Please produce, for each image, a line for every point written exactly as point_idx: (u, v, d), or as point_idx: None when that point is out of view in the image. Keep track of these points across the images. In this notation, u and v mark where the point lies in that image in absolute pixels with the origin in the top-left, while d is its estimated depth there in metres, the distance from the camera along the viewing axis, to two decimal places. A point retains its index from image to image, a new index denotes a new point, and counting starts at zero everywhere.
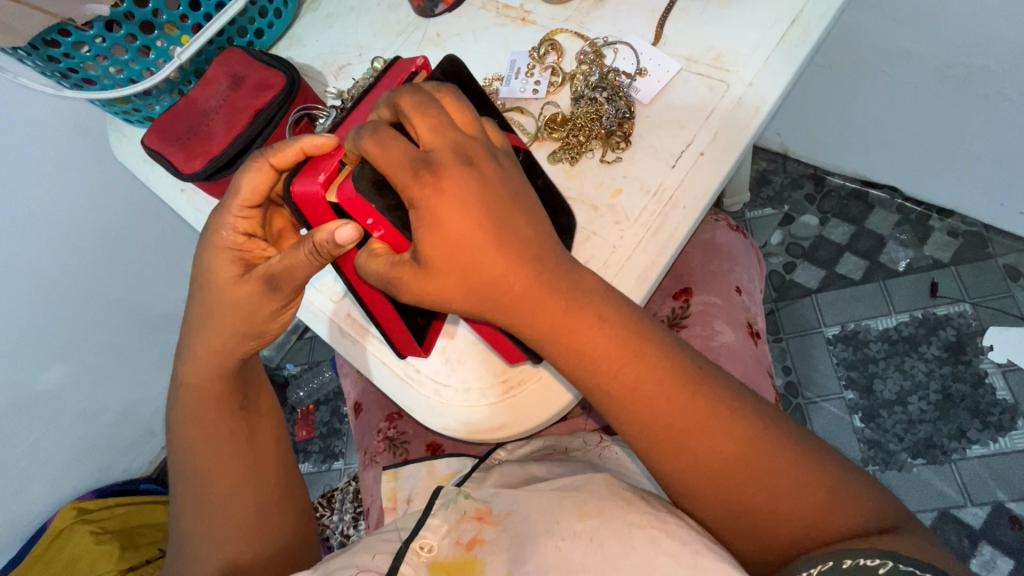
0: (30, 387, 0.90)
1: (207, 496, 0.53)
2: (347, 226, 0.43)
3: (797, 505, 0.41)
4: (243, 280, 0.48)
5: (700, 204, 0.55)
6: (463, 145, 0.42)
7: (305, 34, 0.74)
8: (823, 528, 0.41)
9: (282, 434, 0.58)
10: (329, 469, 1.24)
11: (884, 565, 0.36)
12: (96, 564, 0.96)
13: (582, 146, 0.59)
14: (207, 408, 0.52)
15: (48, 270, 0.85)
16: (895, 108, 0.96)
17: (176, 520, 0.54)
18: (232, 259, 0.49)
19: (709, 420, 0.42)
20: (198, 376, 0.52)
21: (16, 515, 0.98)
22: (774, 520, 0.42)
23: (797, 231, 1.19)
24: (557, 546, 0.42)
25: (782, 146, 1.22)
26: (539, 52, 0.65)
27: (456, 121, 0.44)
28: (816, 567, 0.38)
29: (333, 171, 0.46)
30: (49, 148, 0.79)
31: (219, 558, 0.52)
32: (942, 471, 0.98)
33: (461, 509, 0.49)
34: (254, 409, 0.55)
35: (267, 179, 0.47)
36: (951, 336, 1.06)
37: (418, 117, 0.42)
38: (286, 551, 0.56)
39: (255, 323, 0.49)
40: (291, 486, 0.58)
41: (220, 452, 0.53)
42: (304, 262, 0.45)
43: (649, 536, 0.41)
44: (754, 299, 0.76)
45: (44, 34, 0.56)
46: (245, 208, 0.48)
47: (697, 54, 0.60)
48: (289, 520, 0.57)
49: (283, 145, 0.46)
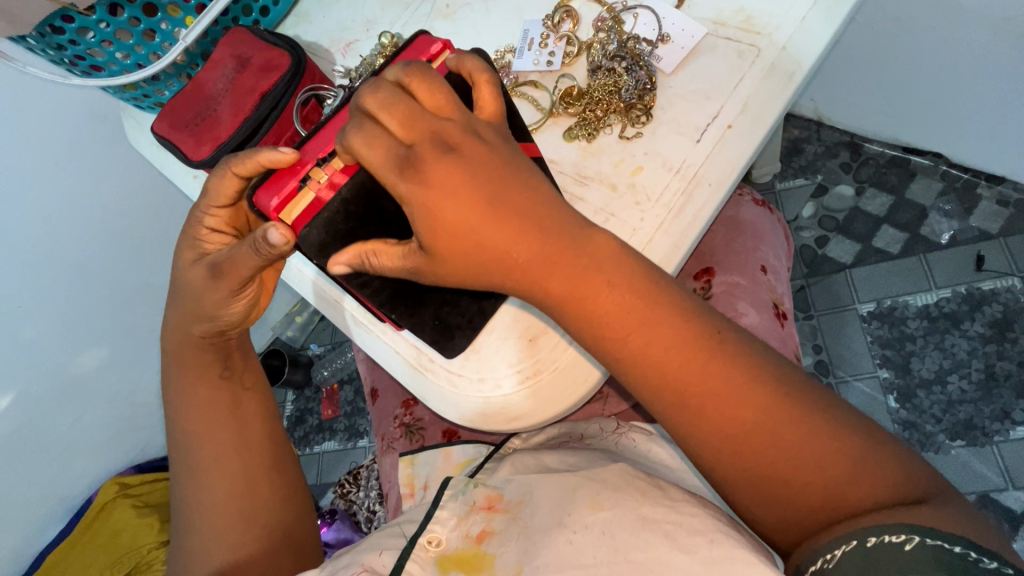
0: (66, 371, 0.92)
1: (197, 465, 0.53)
2: (272, 228, 0.42)
3: (817, 475, 0.38)
4: (196, 268, 0.49)
5: (727, 181, 0.51)
6: (441, 129, 0.40)
7: (311, 10, 0.71)
8: (844, 500, 0.38)
9: (270, 405, 0.58)
10: (355, 447, 1.27)
11: (911, 542, 0.34)
12: (139, 534, 1.03)
13: (600, 121, 0.56)
14: (192, 377, 0.54)
15: (74, 257, 0.87)
16: (944, 67, 0.88)
17: (175, 496, 0.55)
18: (201, 252, 0.50)
19: (723, 385, 0.39)
20: (178, 347, 0.53)
21: (62, 491, 1.02)
22: (786, 493, 0.39)
23: (831, 203, 1.13)
24: (568, 541, 0.41)
25: (816, 112, 1.14)
26: (554, 20, 0.61)
27: (427, 104, 0.41)
28: (841, 548, 0.36)
29: (291, 193, 0.43)
30: (65, 133, 0.79)
31: (212, 537, 0.52)
32: (982, 453, 0.94)
33: (471, 500, 0.49)
34: (238, 380, 0.55)
35: (235, 185, 0.47)
36: (997, 313, 1.00)
37: (386, 115, 0.40)
38: (278, 529, 0.54)
39: (208, 307, 0.50)
40: (280, 460, 0.57)
41: (205, 420, 0.53)
42: (246, 254, 0.45)
43: (663, 530, 0.40)
44: (781, 279, 0.72)
45: (49, 21, 0.55)
46: (215, 207, 0.49)
47: (724, 16, 0.55)
48: (279, 493, 0.55)
49: (243, 157, 0.45)
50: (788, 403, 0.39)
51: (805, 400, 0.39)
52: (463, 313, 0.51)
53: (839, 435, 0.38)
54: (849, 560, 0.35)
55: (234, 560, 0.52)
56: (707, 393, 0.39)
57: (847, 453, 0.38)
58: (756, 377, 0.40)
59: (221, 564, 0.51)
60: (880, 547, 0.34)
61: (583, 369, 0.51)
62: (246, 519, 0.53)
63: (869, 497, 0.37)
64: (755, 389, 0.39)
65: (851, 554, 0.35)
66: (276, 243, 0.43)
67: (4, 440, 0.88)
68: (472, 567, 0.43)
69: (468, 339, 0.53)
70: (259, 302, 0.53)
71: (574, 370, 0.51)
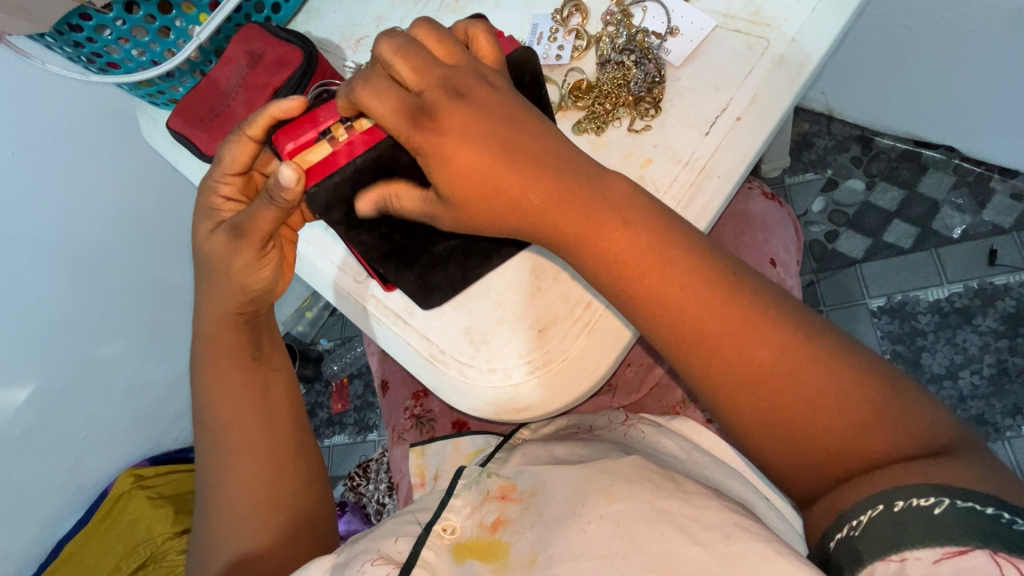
0: (84, 364, 0.94)
1: (223, 447, 0.53)
2: (285, 167, 0.42)
3: (836, 419, 0.39)
4: (214, 234, 0.49)
5: (736, 173, 0.52)
6: (451, 76, 0.42)
7: (321, 6, 0.72)
8: (864, 446, 0.38)
9: (297, 392, 0.59)
10: (364, 440, 1.29)
11: (940, 506, 0.33)
12: (153, 526, 1.06)
13: (609, 114, 0.56)
14: (222, 358, 0.54)
15: (91, 252, 0.88)
16: (959, 59, 0.87)
17: (200, 477, 0.55)
18: (218, 219, 0.50)
19: (731, 359, 0.40)
20: (215, 328, 0.53)
21: (80, 482, 1.04)
22: (803, 438, 0.40)
23: (841, 197, 1.12)
24: (583, 530, 0.41)
25: (827, 106, 1.13)
26: (563, 14, 0.60)
27: (437, 54, 0.43)
28: (868, 514, 0.36)
29: (306, 143, 0.44)
30: (81, 131, 0.80)
31: (235, 520, 0.53)
32: (994, 449, 0.94)
33: (484, 490, 0.49)
34: (268, 363, 0.56)
35: (250, 150, 0.47)
36: (1010, 308, 0.99)
37: (400, 63, 0.42)
38: (298, 515, 0.56)
39: (234, 276, 0.50)
40: (305, 445, 0.58)
41: (235, 404, 0.54)
42: (268, 211, 0.45)
43: (677, 524, 0.40)
44: (791, 273, 0.72)
45: (67, 19, 0.56)
46: (229, 175, 0.49)
47: (734, 8, 0.55)
48: (303, 479, 0.57)
49: (254, 115, 0.45)
50: (800, 361, 0.39)
51: (821, 355, 0.39)
52: (446, 274, 0.54)
53: (855, 384, 0.39)
54: (875, 526, 0.35)
55: (256, 543, 0.53)
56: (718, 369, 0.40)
57: (864, 405, 0.38)
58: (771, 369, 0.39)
59: (241, 548, 0.52)
60: (908, 512, 0.34)
61: (592, 360, 0.52)
62: (269, 504, 0.54)
63: (884, 446, 0.38)
64: (769, 372, 0.39)
65: (877, 520, 0.35)
66: (286, 185, 0.43)
67: (24, 431, 0.90)
68: (485, 555, 0.43)
69: (445, 297, 0.55)
70: (279, 283, 0.54)
71: (585, 361, 0.52)
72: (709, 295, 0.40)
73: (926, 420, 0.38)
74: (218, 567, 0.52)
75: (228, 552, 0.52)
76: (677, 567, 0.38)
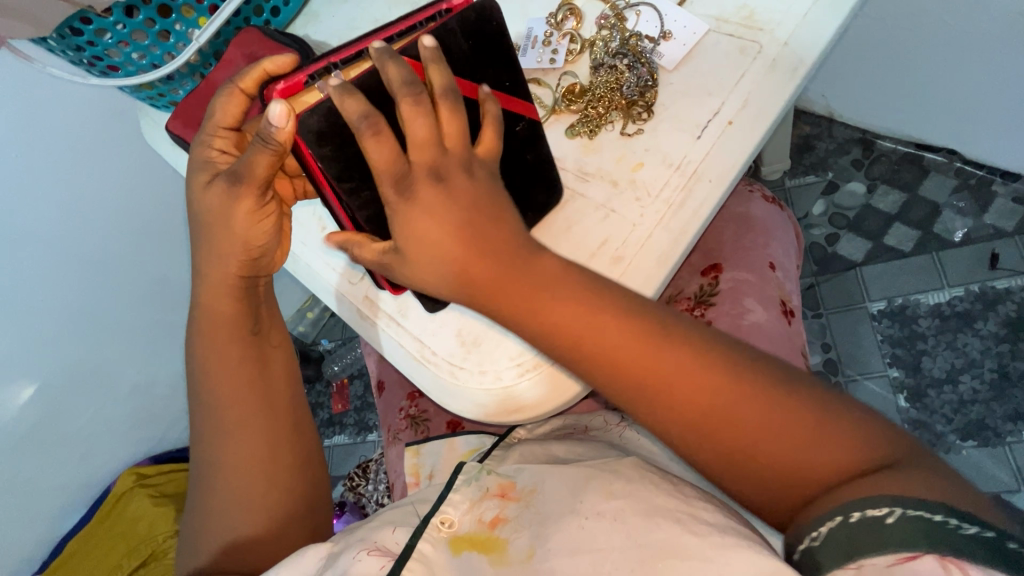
0: (86, 364, 0.95)
1: (220, 421, 0.54)
2: (276, 105, 0.41)
3: (779, 441, 0.39)
4: (210, 184, 0.49)
5: (727, 177, 0.52)
6: (443, 163, 0.43)
7: (321, 10, 0.72)
8: (814, 465, 0.39)
9: (294, 369, 0.59)
10: (364, 441, 1.29)
11: (893, 515, 0.33)
12: (155, 524, 1.06)
13: (602, 118, 0.56)
14: (220, 330, 0.53)
15: (95, 252, 0.89)
16: (959, 62, 0.87)
17: (195, 453, 0.55)
18: (214, 173, 0.51)
19: (676, 381, 0.41)
20: (212, 296, 0.53)
21: (84, 480, 1.05)
22: (755, 463, 0.40)
23: (842, 200, 1.12)
24: (581, 526, 0.41)
25: (827, 108, 1.13)
26: (557, 18, 0.61)
27: (447, 129, 0.43)
28: (827, 525, 0.36)
29: (297, 85, 0.44)
30: (84, 134, 0.80)
31: (232, 497, 0.53)
32: (995, 454, 0.93)
33: (484, 486, 0.49)
34: (267, 338, 0.56)
35: (240, 104, 0.50)
36: (1012, 312, 0.98)
37: (413, 125, 0.41)
38: (296, 491, 0.56)
39: (237, 231, 0.50)
40: (302, 426, 0.58)
41: (234, 377, 0.54)
42: (261, 155, 0.45)
43: (676, 518, 0.41)
44: (789, 276, 0.72)
45: (68, 23, 0.56)
46: (222, 129, 0.51)
47: (727, 12, 0.55)
48: (299, 458, 0.56)
49: (248, 70, 0.50)
50: (737, 384, 0.41)
51: (755, 377, 0.41)
52: None
53: (792, 406, 0.40)
54: (833, 536, 0.35)
55: (252, 521, 0.53)
56: (664, 383, 0.42)
57: (806, 421, 0.39)
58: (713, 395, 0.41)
59: (237, 525, 0.53)
60: (864, 522, 0.34)
61: None
62: (268, 481, 0.54)
63: (836, 460, 0.38)
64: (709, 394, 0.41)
65: (834, 530, 0.35)
66: (276, 126, 0.42)
67: (27, 430, 0.91)
68: (483, 549, 0.43)
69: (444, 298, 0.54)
70: (279, 251, 0.55)
71: None
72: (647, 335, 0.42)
73: (868, 433, 0.39)
74: (213, 544, 0.53)
75: (224, 527, 0.53)
76: (674, 558, 0.38)
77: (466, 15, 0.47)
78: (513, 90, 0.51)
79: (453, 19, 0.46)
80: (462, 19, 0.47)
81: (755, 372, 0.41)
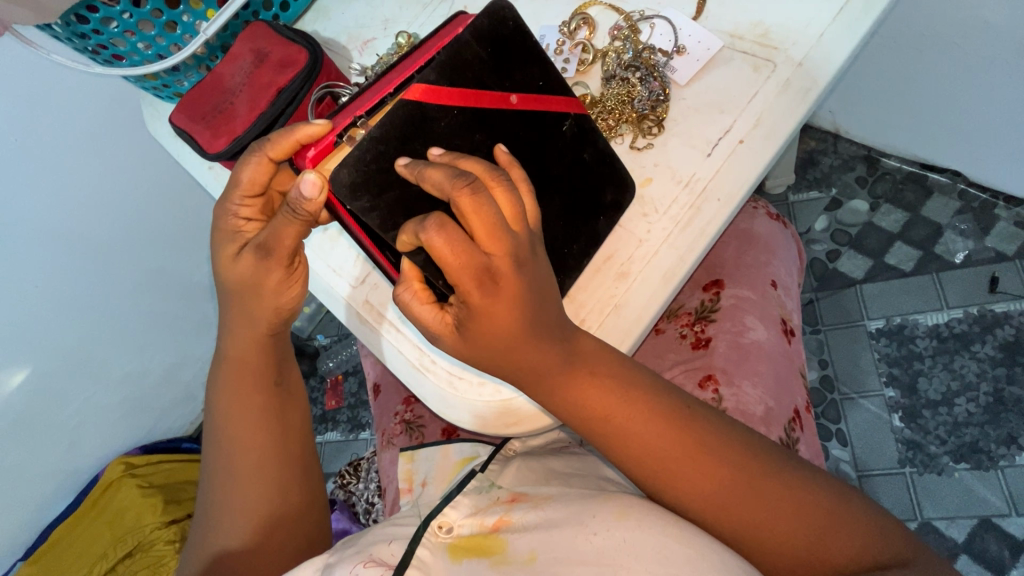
0: (76, 350, 0.94)
1: (233, 467, 0.53)
2: (308, 174, 0.42)
3: (794, 525, 0.44)
4: (239, 256, 0.49)
5: (737, 196, 0.51)
6: (517, 248, 0.40)
7: (331, 6, 0.71)
8: (824, 549, 0.43)
9: (308, 418, 0.59)
10: (356, 438, 1.28)
11: None
12: (141, 515, 1.03)
13: (612, 130, 0.57)
14: (244, 378, 0.53)
15: (90, 237, 0.88)
16: (969, 85, 0.87)
17: (204, 492, 0.55)
18: (242, 242, 0.50)
19: (697, 454, 0.45)
20: (240, 347, 0.53)
21: (72, 466, 1.04)
22: (772, 544, 0.44)
23: (845, 217, 1.12)
24: (587, 539, 0.41)
25: (834, 124, 1.13)
26: (571, 27, 0.59)
27: (506, 215, 0.40)
28: None
29: (326, 147, 0.46)
30: (85, 120, 0.79)
31: (234, 543, 0.52)
32: (985, 477, 0.94)
33: (494, 496, 0.50)
34: (286, 385, 0.57)
35: (267, 171, 0.47)
36: (1009, 336, 0.99)
37: (475, 220, 0.38)
38: (300, 536, 0.56)
39: (265, 289, 0.49)
40: (309, 467, 0.58)
41: (251, 424, 0.53)
42: (288, 222, 0.45)
43: (686, 556, 0.39)
44: (791, 295, 0.72)
45: (74, 10, 0.55)
46: (246, 198, 0.49)
47: (742, 29, 0.55)
48: (306, 499, 0.57)
49: (279, 137, 0.46)
50: (756, 460, 0.46)
51: (767, 461, 0.46)
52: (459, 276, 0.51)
53: (803, 493, 0.45)
54: None
55: (247, 560, 0.52)
56: (679, 464, 0.45)
57: (821, 508, 0.44)
58: (721, 457, 0.45)
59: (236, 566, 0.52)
60: None
61: None
62: (274, 526, 0.54)
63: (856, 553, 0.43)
64: (721, 465, 0.45)
65: None
66: (308, 196, 0.42)
67: (18, 417, 0.90)
68: (484, 551, 0.44)
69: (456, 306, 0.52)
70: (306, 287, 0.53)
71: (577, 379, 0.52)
72: (668, 424, 0.46)
73: (877, 533, 0.44)
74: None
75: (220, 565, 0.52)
76: None
77: (480, 23, 0.48)
78: (546, 90, 0.51)
79: (466, 31, 0.47)
80: (476, 28, 0.47)
81: (762, 459, 0.46)
